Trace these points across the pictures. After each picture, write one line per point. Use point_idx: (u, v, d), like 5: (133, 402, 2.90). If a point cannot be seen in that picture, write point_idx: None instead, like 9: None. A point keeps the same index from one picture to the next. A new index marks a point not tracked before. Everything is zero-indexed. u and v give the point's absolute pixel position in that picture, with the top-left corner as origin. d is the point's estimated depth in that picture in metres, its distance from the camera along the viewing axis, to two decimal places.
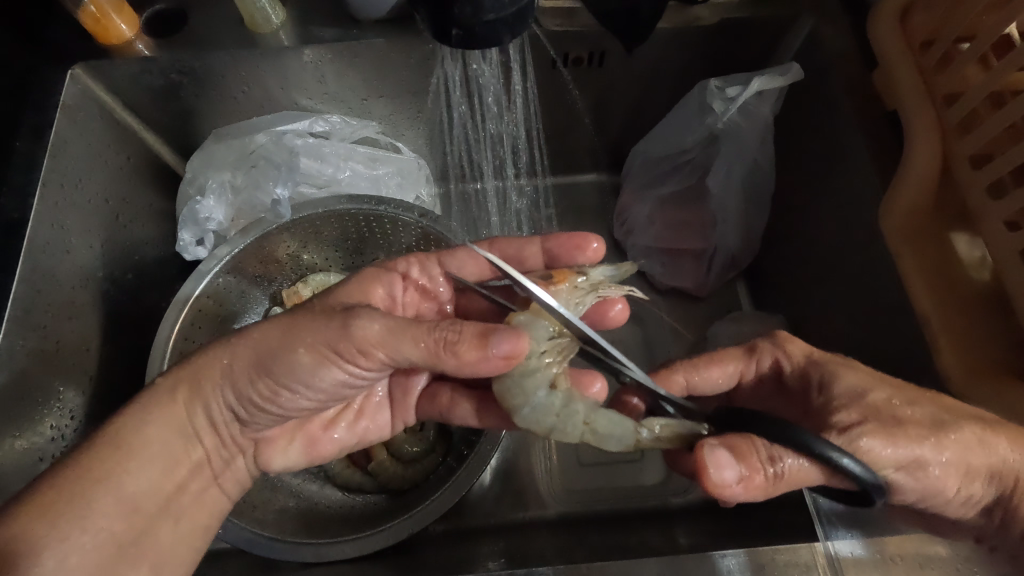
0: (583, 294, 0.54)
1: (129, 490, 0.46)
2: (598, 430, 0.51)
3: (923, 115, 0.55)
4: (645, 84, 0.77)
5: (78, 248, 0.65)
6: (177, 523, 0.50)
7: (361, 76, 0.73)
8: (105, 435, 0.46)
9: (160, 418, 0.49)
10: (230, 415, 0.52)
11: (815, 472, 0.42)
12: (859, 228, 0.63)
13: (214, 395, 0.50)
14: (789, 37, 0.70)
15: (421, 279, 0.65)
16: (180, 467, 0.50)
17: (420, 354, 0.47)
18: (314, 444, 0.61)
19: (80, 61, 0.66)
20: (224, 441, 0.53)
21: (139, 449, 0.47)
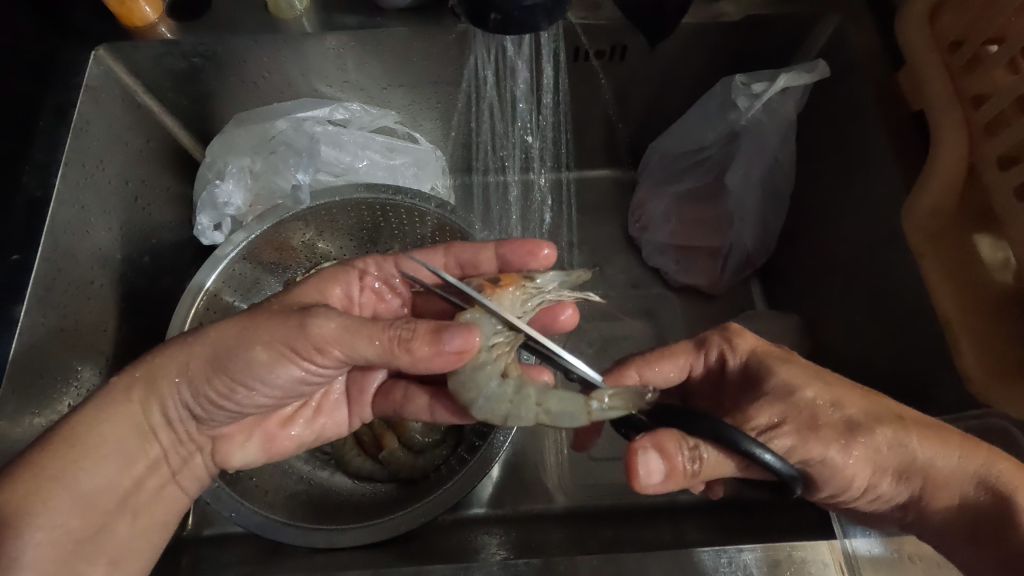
0: (531, 295, 0.53)
1: (84, 488, 0.46)
2: (551, 411, 0.49)
3: (950, 116, 0.55)
4: (666, 80, 0.77)
5: (97, 229, 0.65)
6: (132, 522, 0.50)
7: (382, 65, 0.73)
8: (63, 433, 0.46)
9: (113, 418, 0.48)
10: (186, 413, 0.51)
11: (729, 460, 0.45)
12: (881, 229, 0.62)
13: (171, 393, 0.49)
14: (812, 36, 0.70)
15: (378, 279, 0.65)
16: (136, 465, 0.50)
17: (375, 352, 0.48)
18: (272, 442, 0.61)
19: (104, 42, 0.66)
20: (177, 441, 0.53)
21: (94, 449, 0.47)
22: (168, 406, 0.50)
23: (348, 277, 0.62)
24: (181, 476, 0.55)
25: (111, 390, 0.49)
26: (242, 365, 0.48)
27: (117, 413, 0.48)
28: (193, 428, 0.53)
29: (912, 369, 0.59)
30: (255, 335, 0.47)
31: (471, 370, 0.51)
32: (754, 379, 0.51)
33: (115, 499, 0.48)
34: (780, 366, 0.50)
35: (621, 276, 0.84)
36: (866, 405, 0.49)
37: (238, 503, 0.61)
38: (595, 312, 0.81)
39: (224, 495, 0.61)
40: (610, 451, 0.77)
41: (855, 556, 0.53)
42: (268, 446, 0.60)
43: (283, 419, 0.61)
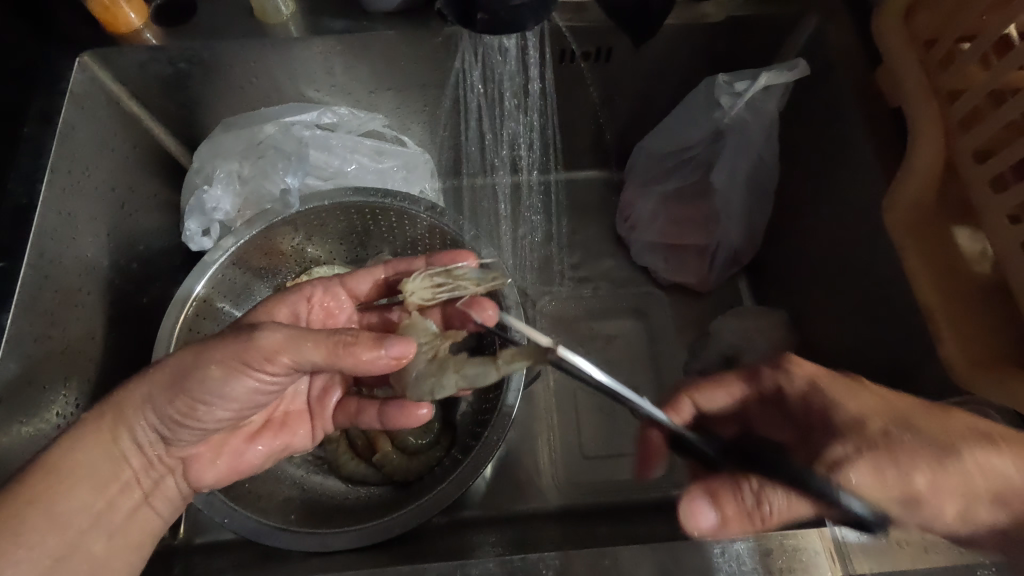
0: (438, 286, 0.61)
1: (60, 512, 0.46)
2: (466, 375, 0.50)
3: (927, 110, 0.56)
4: (651, 81, 0.78)
5: (84, 236, 0.64)
6: (109, 536, 0.49)
7: (370, 68, 0.74)
8: (32, 466, 0.46)
9: (88, 445, 0.48)
10: (154, 435, 0.51)
11: (802, 506, 0.51)
12: (861, 222, 0.64)
13: (137, 418, 0.49)
14: (793, 36, 0.71)
15: (326, 300, 0.67)
16: (110, 484, 0.49)
17: (321, 355, 0.47)
18: (239, 458, 0.59)
19: (88, 49, 0.66)
20: (144, 460, 0.52)
21: (68, 473, 0.47)
22: (149, 421, 0.50)
23: (296, 295, 0.64)
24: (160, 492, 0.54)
25: (93, 417, 0.49)
26: (217, 382, 0.48)
27: (94, 442, 0.49)
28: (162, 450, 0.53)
29: (892, 360, 0.61)
30: (237, 341, 0.46)
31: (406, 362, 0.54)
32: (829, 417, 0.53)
33: (87, 516, 0.47)
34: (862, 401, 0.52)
35: (610, 274, 0.86)
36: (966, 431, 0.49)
37: (230, 508, 0.60)
38: (585, 311, 0.84)
39: (216, 502, 0.60)
40: (601, 449, 0.78)
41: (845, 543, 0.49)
42: (232, 463, 0.59)
43: (247, 432, 0.60)
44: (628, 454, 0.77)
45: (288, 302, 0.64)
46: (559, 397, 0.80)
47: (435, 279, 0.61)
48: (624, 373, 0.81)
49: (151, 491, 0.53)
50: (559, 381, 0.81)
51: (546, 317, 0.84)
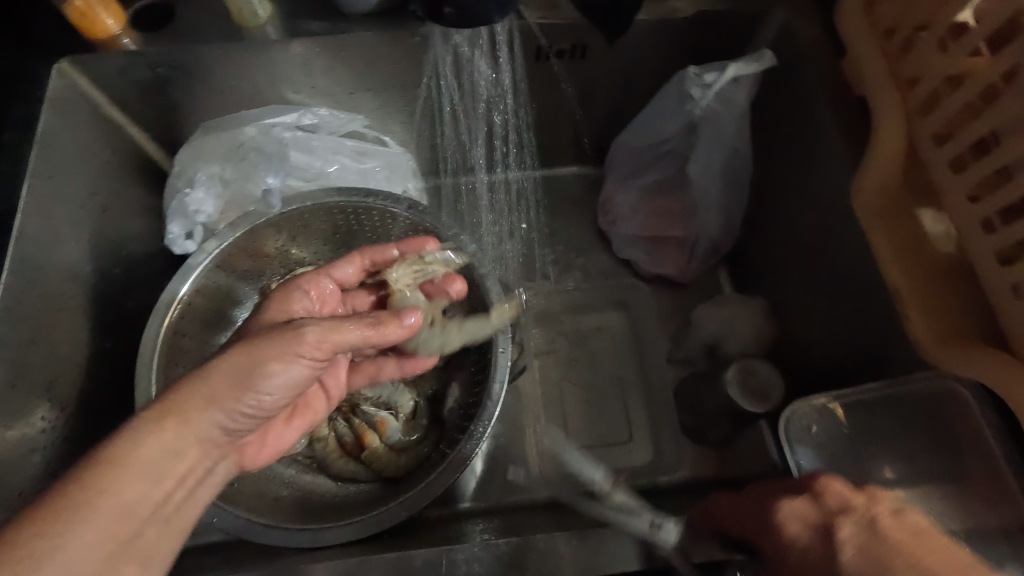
0: (420, 272, 0.70)
1: (123, 510, 0.38)
2: (469, 330, 0.70)
3: (888, 98, 0.58)
4: (626, 76, 0.80)
5: (67, 242, 0.65)
6: (169, 529, 0.42)
7: (348, 69, 0.75)
8: (97, 453, 0.39)
9: (152, 441, 0.41)
10: (221, 432, 0.46)
11: None
12: (830, 208, 0.66)
13: (205, 418, 0.44)
14: (761, 30, 0.73)
15: (317, 292, 0.64)
16: (171, 479, 0.42)
17: (359, 337, 0.51)
18: (271, 440, 0.57)
19: (67, 55, 0.66)
20: (209, 449, 0.45)
21: (132, 467, 0.40)
22: (215, 417, 0.44)
23: (305, 284, 0.63)
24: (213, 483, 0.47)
25: (158, 406, 0.43)
26: (281, 366, 0.47)
27: (166, 433, 0.42)
28: (226, 440, 0.47)
29: (863, 341, 0.63)
30: (281, 341, 0.47)
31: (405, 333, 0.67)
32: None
33: (152, 507, 0.40)
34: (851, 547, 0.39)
35: (593, 268, 0.88)
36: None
37: (219, 507, 0.61)
38: (570, 305, 0.86)
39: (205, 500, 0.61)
40: (588, 440, 0.79)
41: None
42: (275, 445, 0.58)
43: (285, 415, 0.59)
44: (615, 444, 0.78)
45: (300, 292, 0.62)
46: (546, 390, 0.82)
47: (416, 266, 0.70)
48: (608, 364, 0.83)
49: (209, 482, 0.46)
50: (544, 373, 0.82)
51: (531, 311, 0.85)
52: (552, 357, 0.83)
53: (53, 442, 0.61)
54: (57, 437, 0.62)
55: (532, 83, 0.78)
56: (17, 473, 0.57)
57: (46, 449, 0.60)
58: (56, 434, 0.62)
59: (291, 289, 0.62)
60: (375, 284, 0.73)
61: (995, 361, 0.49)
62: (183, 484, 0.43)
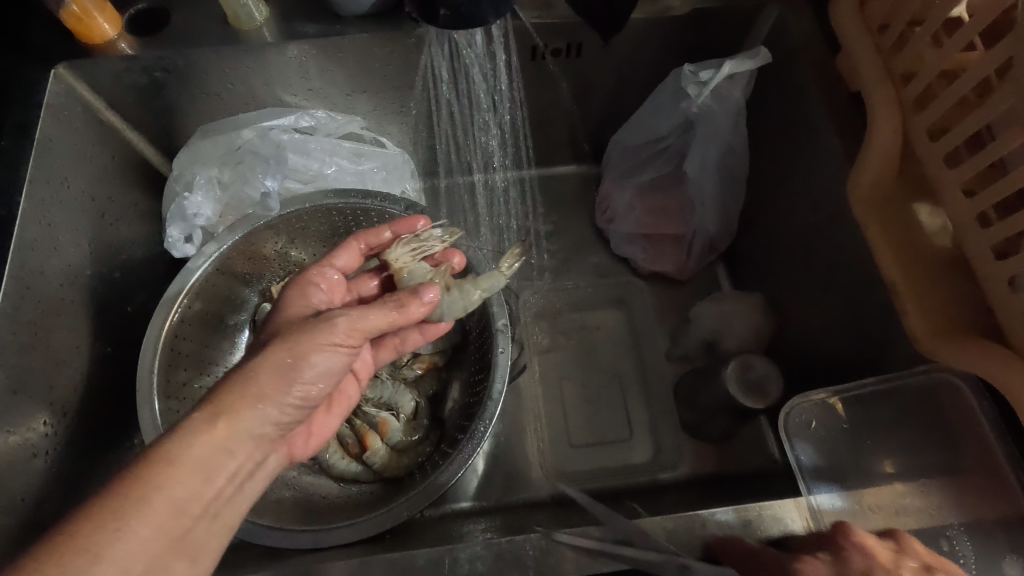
0: (417, 250, 0.67)
1: (175, 501, 0.38)
2: (486, 287, 0.64)
3: (883, 93, 0.58)
4: (621, 74, 0.80)
5: (65, 246, 0.65)
6: (217, 526, 0.41)
7: (344, 71, 0.75)
8: (154, 450, 0.39)
9: (204, 440, 0.40)
10: (274, 428, 0.45)
11: None
12: (826, 203, 0.66)
13: (252, 414, 0.43)
14: (755, 28, 0.73)
15: (324, 281, 0.59)
16: (220, 475, 0.41)
17: (386, 322, 0.51)
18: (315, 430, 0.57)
19: (63, 60, 0.66)
20: (261, 445, 0.44)
21: (182, 464, 0.39)
22: (265, 413, 0.44)
23: (316, 277, 0.58)
24: (264, 474, 0.46)
25: (209, 405, 0.42)
26: (322, 355, 0.46)
27: (219, 433, 0.41)
28: (278, 435, 0.46)
29: (861, 335, 0.63)
30: (316, 331, 0.47)
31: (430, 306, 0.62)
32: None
33: (203, 504, 0.40)
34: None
35: (591, 266, 0.88)
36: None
37: None
38: (569, 303, 0.86)
39: None
40: (588, 438, 0.79)
41: (818, 510, 0.53)
42: (321, 435, 0.58)
43: (325, 405, 0.59)
44: (615, 441, 0.79)
45: (314, 286, 0.56)
46: (546, 388, 0.82)
47: (411, 246, 0.67)
48: (608, 362, 0.83)
49: (258, 478, 0.45)
50: (544, 372, 0.83)
51: (530, 310, 0.86)
52: (552, 355, 0.83)
53: (54, 447, 0.61)
54: (58, 441, 0.62)
55: (529, 83, 0.78)
56: (20, 477, 0.57)
57: (48, 453, 0.60)
58: (56, 439, 0.62)
59: (304, 285, 0.56)
60: (377, 267, 0.71)
61: (991, 352, 0.49)
62: (234, 481, 0.42)
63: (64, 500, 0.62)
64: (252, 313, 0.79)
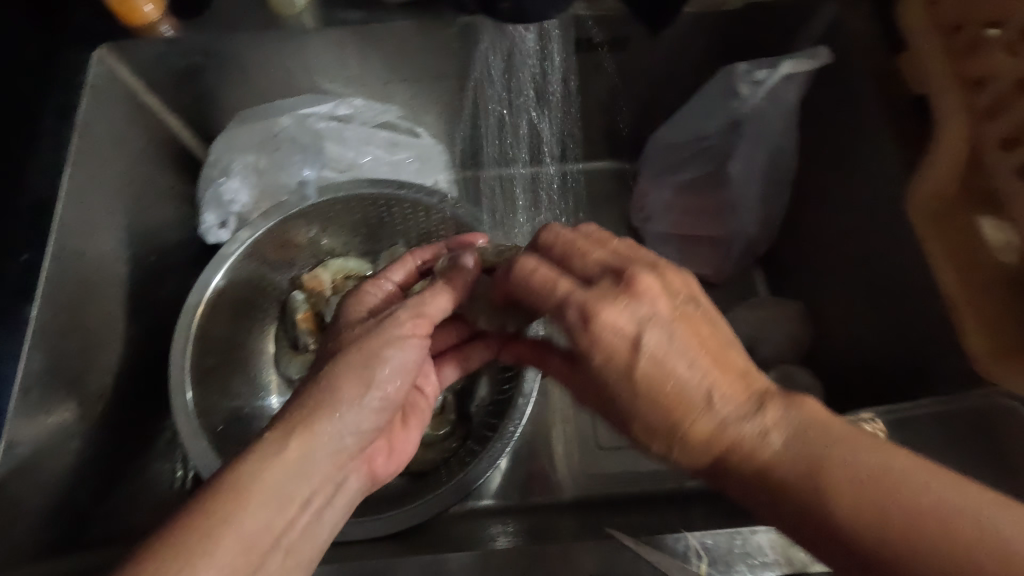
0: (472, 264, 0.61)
1: (249, 531, 0.38)
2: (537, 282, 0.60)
3: (953, 99, 0.55)
4: (665, 69, 0.77)
5: (104, 229, 0.65)
6: (291, 557, 0.41)
7: (383, 59, 0.74)
8: (227, 480, 0.40)
9: (275, 466, 0.41)
10: (350, 442, 0.45)
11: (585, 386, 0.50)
12: (880, 210, 0.63)
13: (327, 432, 0.44)
14: (811, 25, 0.70)
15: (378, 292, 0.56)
16: (291, 502, 0.41)
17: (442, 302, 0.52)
18: (395, 450, 0.54)
19: (105, 41, 0.66)
20: (339, 462, 0.45)
21: (255, 491, 0.40)
22: (339, 428, 0.44)
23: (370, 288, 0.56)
24: (345, 496, 0.46)
25: (281, 427, 0.43)
26: (393, 348, 0.48)
27: (291, 456, 0.42)
28: (357, 448, 0.46)
29: (911, 350, 0.61)
30: (381, 329, 0.48)
31: (470, 311, 0.56)
32: (721, 473, 0.41)
33: (271, 538, 0.39)
34: (718, 429, 0.40)
35: None
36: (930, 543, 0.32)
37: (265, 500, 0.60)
38: None
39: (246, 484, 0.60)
40: (615, 440, 0.78)
41: None
42: (401, 452, 0.55)
43: (401, 418, 0.56)
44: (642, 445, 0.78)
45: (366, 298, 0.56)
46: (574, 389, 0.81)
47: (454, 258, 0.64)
48: None
49: (336, 501, 0.45)
50: None
51: None
52: None
53: (89, 429, 0.62)
54: (94, 425, 0.62)
55: (572, 77, 0.76)
56: (57, 460, 0.58)
57: (84, 435, 0.61)
58: (92, 422, 0.62)
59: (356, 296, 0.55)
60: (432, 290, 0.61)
61: None
62: (306, 509, 0.42)
63: (99, 483, 0.62)
64: (282, 300, 0.79)
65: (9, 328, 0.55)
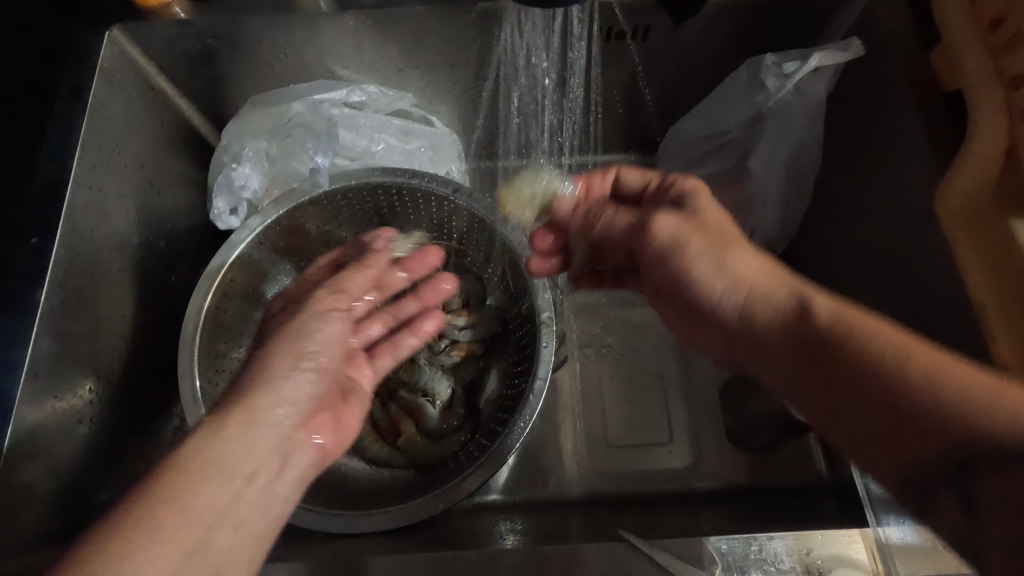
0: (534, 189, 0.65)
1: (193, 505, 0.38)
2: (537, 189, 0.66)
3: (989, 97, 0.53)
4: (687, 60, 0.75)
5: (114, 213, 0.64)
6: (241, 532, 0.40)
7: (398, 45, 0.72)
8: (173, 457, 0.39)
9: (218, 442, 0.42)
10: (290, 415, 0.46)
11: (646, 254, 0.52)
12: (906, 210, 0.61)
13: (266, 405, 0.45)
14: (842, 16, 0.67)
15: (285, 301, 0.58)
16: (237, 475, 0.41)
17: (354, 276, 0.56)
18: (341, 424, 0.51)
19: (117, 23, 0.64)
20: (283, 438, 0.45)
21: (200, 467, 0.40)
22: (279, 403, 0.45)
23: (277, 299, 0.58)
24: (294, 470, 0.45)
25: (223, 408, 0.44)
26: (321, 324, 0.51)
27: (231, 432, 0.42)
28: (301, 421, 0.47)
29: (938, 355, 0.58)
30: (307, 311, 0.51)
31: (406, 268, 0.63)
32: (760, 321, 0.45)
33: (216, 510, 0.39)
34: (756, 278, 0.46)
35: None
36: (961, 378, 0.35)
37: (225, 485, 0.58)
38: (614, 298, 0.84)
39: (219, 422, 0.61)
40: (625, 438, 0.76)
41: (889, 545, 0.55)
42: (346, 429, 0.51)
43: (342, 394, 0.52)
44: (652, 443, 0.76)
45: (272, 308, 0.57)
46: (585, 385, 0.79)
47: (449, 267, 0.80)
48: (650, 362, 0.80)
49: (287, 476, 0.45)
50: (585, 367, 0.80)
51: (574, 304, 0.83)
52: (594, 351, 0.81)
53: (98, 414, 0.61)
54: (101, 410, 0.62)
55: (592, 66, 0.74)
56: (64, 444, 0.57)
57: (92, 420, 0.61)
58: (100, 407, 0.62)
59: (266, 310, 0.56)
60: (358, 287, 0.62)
61: None
62: (253, 482, 0.42)
63: (106, 468, 0.62)
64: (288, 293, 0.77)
65: (19, 312, 0.55)
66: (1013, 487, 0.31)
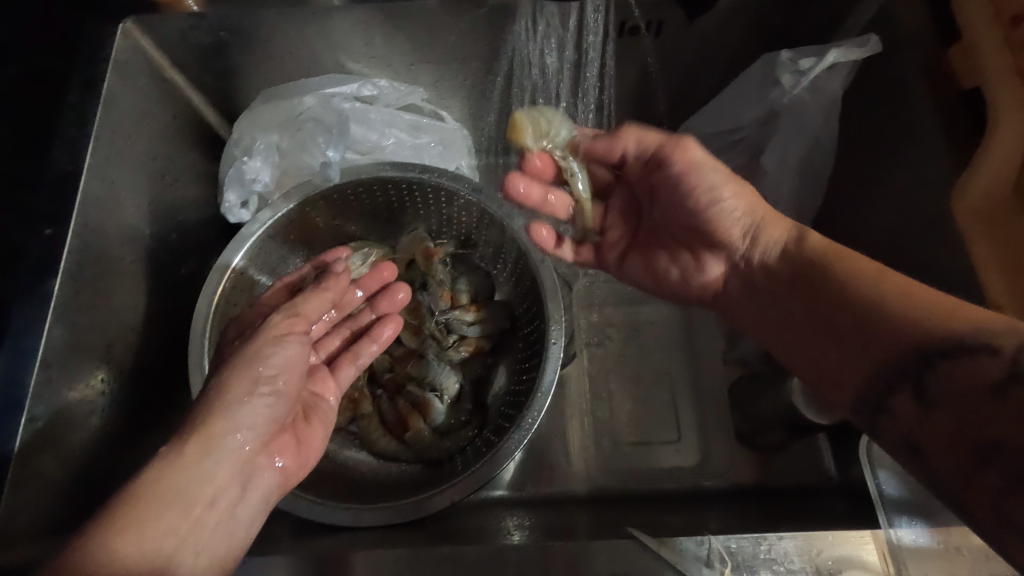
0: (550, 132, 0.60)
1: (151, 541, 0.42)
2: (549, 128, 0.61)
3: (1008, 95, 0.53)
4: (699, 56, 0.75)
5: (127, 206, 0.65)
6: (201, 555, 0.45)
7: (409, 40, 0.72)
8: (130, 492, 0.43)
9: (176, 473, 0.45)
10: (248, 442, 0.48)
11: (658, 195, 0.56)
12: (921, 209, 0.61)
13: (224, 437, 0.47)
14: (858, 12, 0.67)
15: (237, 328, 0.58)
16: (196, 505, 0.45)
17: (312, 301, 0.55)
18: (303, 447, 0.55)
19: (131, 15, 0.65)
20: (241, 463, 0.48)
21: (158, 500, 0.43)
22: (237, 434, 0.47)
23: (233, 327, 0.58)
24: (255, 489, 0.50)
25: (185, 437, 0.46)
26: (276, 349, 0.50)
27: (187, 462, 0.45)
28: (260, 445, 0.49)
29: None
30: (265, 331, 0.50)
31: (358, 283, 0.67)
32: (769, 263, 0.52)
33: (176, 540, 0.44)
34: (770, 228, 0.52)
35: None
36: (935, 305, 0.41)
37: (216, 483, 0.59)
38: (622, 295, 0.83)
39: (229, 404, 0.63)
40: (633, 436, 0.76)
41: (899, 546, 0.53)
42: (309, 448, 0.55)
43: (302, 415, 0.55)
44: (660, 441, 0.76)
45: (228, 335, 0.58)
46: (593, 382, 0.79)
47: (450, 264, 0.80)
48: (659, 359, 0.80)
49: (250, 495, 0.49)
50: (592, 364, 0.80)
51: (582, 300, 0.83)
52: (602, 349, 0.81)
53: (110, 405, 0.62)
54: (113, 401, 0.63)
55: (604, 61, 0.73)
56: (77, 433, 0.58)
57: (105, 411, 0.61)
58: (112, 399, 0.63)
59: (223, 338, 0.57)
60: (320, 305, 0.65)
61: None
62: (212, 507, 0.46)
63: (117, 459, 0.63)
64: None
65: (34, 303, 0.55)
66: (952, 384, 0.38)
